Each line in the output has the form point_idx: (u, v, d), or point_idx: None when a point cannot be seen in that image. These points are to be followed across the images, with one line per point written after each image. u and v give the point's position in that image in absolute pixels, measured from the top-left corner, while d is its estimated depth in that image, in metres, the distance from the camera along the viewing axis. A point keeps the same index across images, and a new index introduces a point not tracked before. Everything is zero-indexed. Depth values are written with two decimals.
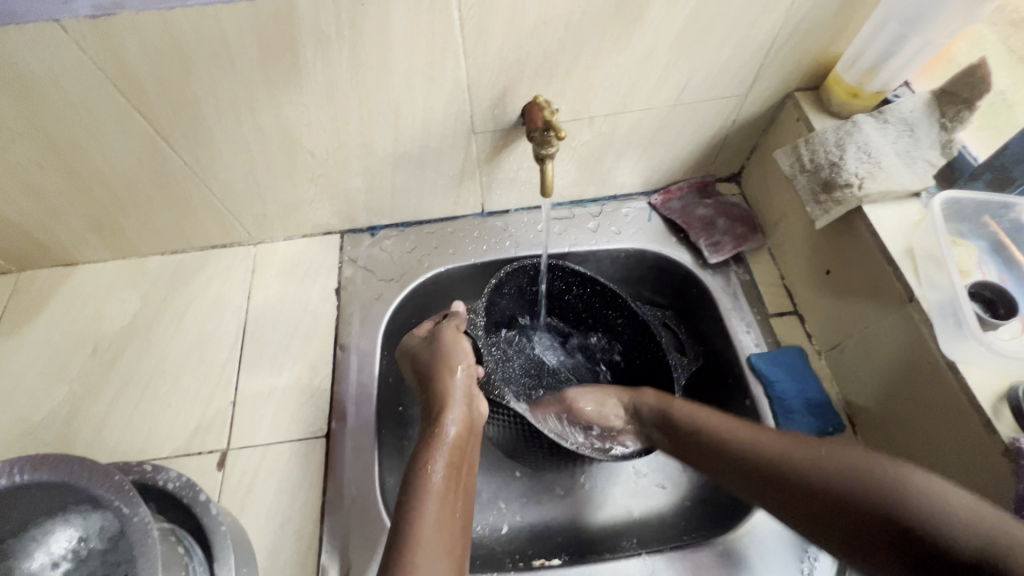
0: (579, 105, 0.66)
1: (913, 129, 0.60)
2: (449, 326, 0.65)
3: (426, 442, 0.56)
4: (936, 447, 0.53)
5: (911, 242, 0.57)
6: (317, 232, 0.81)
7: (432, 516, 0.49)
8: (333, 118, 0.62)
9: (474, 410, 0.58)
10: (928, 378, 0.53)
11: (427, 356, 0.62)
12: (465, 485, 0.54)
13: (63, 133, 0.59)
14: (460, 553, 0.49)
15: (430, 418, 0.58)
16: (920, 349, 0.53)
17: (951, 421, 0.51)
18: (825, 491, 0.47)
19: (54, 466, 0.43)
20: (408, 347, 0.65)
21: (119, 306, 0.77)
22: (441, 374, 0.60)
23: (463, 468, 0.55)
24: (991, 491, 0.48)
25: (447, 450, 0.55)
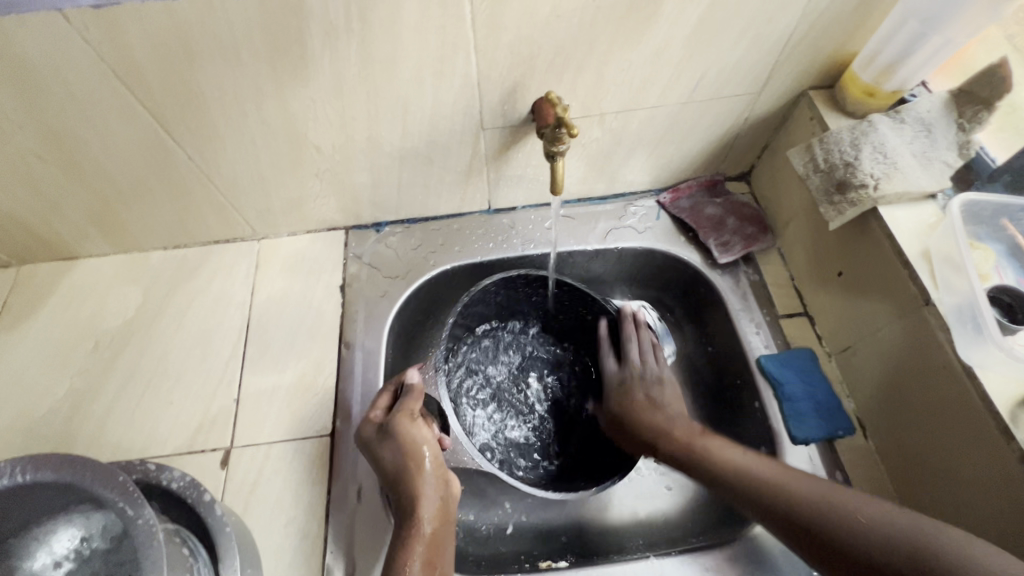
0: (590, 101, 0.64)
1: (931, 130, 0.59)
2: (403, 410, 0.58)
3: (399, 541, 0.51)
4: (958, 466, 0.52)
5: (927, 245, 0.56)
6: (322, 228, 0.80)
7: None
8: (340, 112, 0.61)
9: (448, 509, 0.54)
10: (948, 389, 0.52)
11: (387, 454, 0.55)
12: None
13: (65, 125, 0.58)
14: None
15: (400, 513, 0.53)
16: (938, 356, 0.52)
17: (968, 431, 0.50)
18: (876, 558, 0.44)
19: (56, 465, 0.42)
20: (363, 441, 0.58)
21: (121, 301, 0.76)
22: (409, 473, 0.54)
23: (443, 564, 0.50)
24: (1006, 501, 0.47)
25: (422, 548, 0.50)
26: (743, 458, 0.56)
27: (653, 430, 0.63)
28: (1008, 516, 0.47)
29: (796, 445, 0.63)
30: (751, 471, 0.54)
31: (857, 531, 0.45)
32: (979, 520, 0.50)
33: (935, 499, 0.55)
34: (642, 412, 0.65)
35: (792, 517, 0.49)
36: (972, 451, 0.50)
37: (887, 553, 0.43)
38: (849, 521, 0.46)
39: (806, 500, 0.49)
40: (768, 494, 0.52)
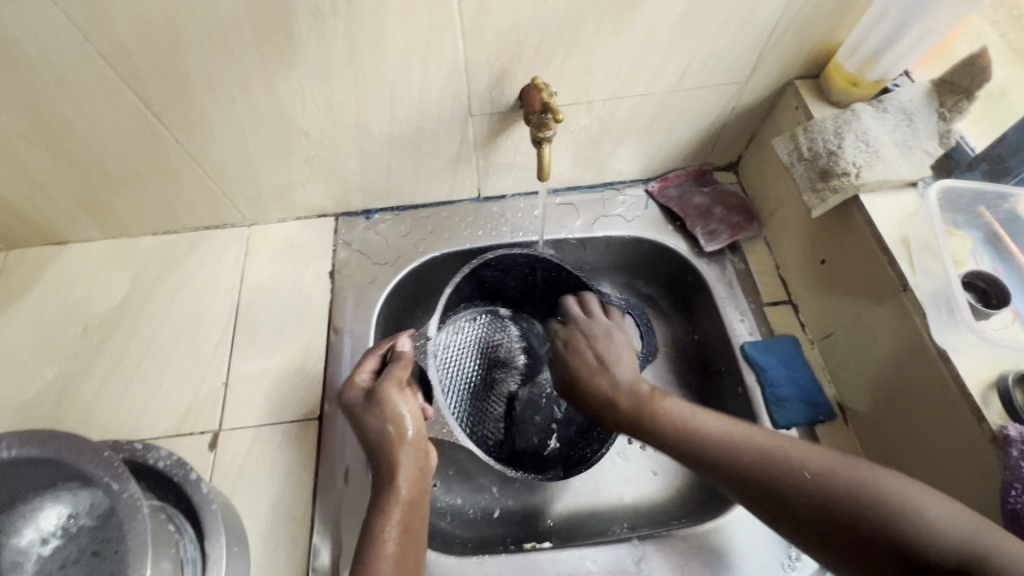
0: (577, 88, 0.65)
1: (912, 119, 0.60)
2: (390, 378, 0.57)
3: (375, 507, 0.51)
4: (932, 447, 0.53)
5: (906, 231, 0.57)
6: (312, 215, 0.80)
7: None
8: (328, 97, 0.61)
9: (424, 475, 0.54)
10: (926, 369, 0.52)
11: (368, 418, 0.55)
12: (420, 553, 0.49)
13: (52, 107, 0.58)
14: None
15: (378, 481, 0.53)
16: (915, 340, 0.53)
17: (943, 411, 0.51)
18: (832, 510, 0.45)
19: (41, 441, 0.43)
20: (348, 404, 0.57)
21: (110, 286, 0.76)
22: (389, 441, 0.53)
23: (418, 531, 0.50)
24: (976, 480, 0.48)
25: (398, 515, 0.50)
26: (697, 415, 0.55)
27: (601, 392, 0.60)
28: (979, 492, 0.48)
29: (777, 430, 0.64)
30: (708, 428, 0.54)
31: (812, 483, 0.47)
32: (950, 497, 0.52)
33: None
34: (587, 371, 0.62)
35: (748, 472, 0.50)
36: (946, 427, 0.51)
37: (841, 506, 0.45)
38: (807, 476, 0.47)
39: (762, 456, 0.50)
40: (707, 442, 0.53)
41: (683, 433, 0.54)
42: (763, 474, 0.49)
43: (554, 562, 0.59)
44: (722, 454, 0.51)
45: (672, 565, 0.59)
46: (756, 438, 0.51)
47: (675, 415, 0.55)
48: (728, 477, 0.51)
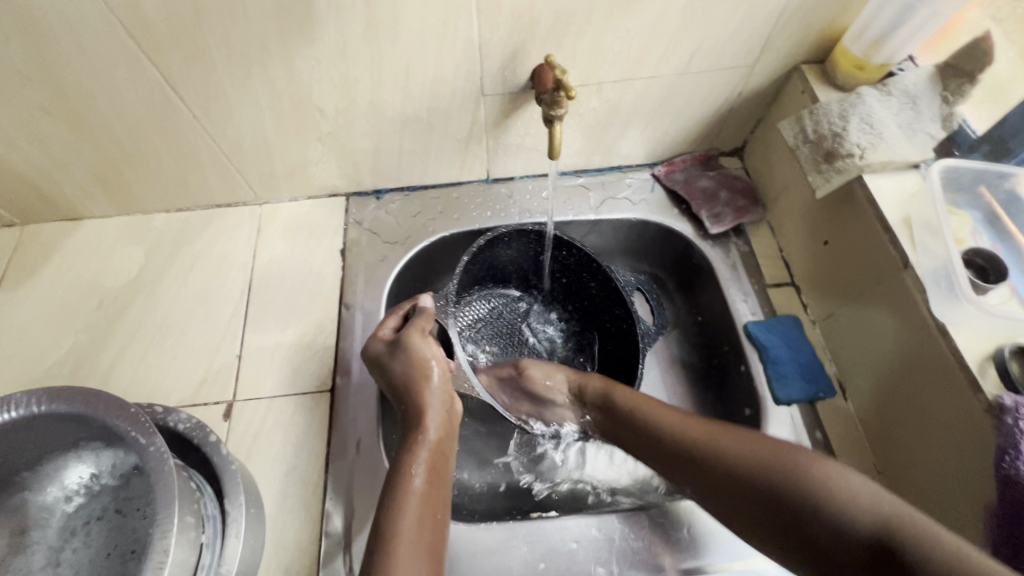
0: (588, 69, 0.66)
1: (916, 102, 0.61)
2: (414, 329, 0.60)
3: (404, 447, 0.55)
4: (920, 413, 0.56)
5: (909, 212, 0.58)
6: (323, 194, 0.82)
7: (411, 522, 0.49)
8: (343, 74, 0.62)
9: (450, 422, 0.58)
10: (914, 334, 0.55)
11: (396, 364, 0.58)
12: (445, 491, 0.54)
13: (73, 80, 0.59)
14: (440, 549, 0.50)
15: (407, 424, 0.57)
16: (913, 311, 0.55)
17: (932, 376, 0.54)
18: (767, 492, 0.49)
19: (69, 398, 0.44)
20: (375, 355, 0.61)
21: (124, 261, 0.77)
22: (416, 386, 0.57)
23: (443, 471, 0.55)
24: (963, 440, 0.51)
25: (425, 454, 0.54)
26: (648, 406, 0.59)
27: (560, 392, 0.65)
28: (966, 452, 0.51)
29: (779, 406, 0.65)
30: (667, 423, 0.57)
31: (750, 465, 0.50)
32: (938, 462, 0.54)
33: (899, 446, 0.59)
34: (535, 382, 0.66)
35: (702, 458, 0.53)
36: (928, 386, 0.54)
37: (772, 484, 0.48)
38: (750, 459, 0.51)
39: (711, 442, 0.53)
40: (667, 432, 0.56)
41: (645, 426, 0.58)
42: (712, 464, 0.52)
43: (561, 530, 0.61)
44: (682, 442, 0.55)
45: (675, 533, 0.60)
46: (713, 431, 0.54)
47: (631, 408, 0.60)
48: (684, 462, 0.55)
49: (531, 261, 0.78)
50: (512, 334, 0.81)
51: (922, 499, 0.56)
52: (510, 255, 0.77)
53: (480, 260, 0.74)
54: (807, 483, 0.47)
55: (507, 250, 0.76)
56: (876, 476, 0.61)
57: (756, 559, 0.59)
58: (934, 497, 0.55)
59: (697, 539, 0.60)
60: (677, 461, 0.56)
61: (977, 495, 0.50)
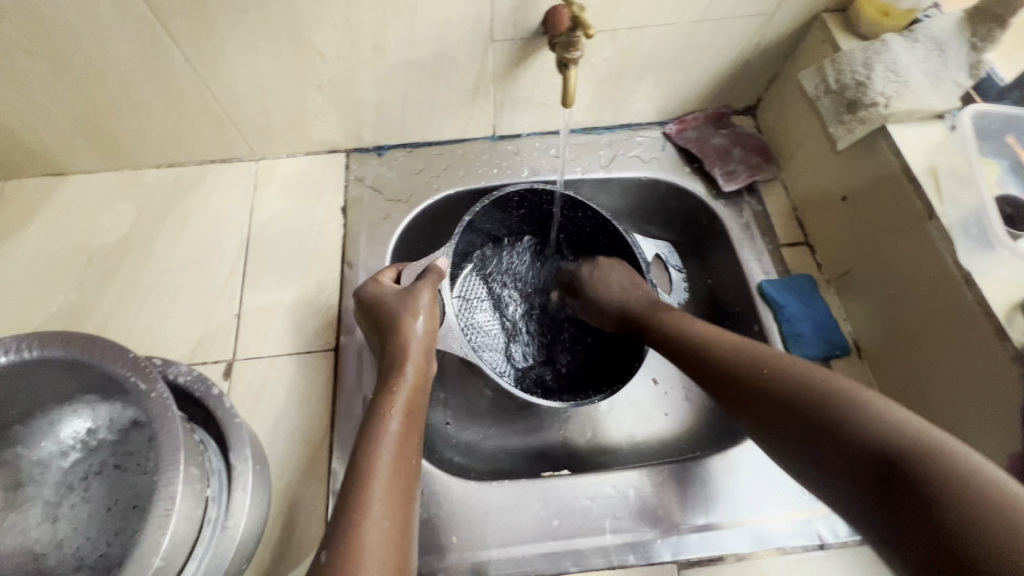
0: (603, 13, 0.63)
1: (943, 49, 0.59)
2: (426, 282, 0.61)
3: (382, 390, 0.54)
4: (942, 355, 0.54)
5: (934, 161, 0.56)
6: (322, 150, 0.78)
7: (388, 460, 0.48)
8: (346, 14, 0.59)
9: (427, 369, 0.57)
10: (929, 270, 0.55)
11: (393, 301, 0.59)
12: (419, 437, 0.53)
13: (56, 15, 0.55)
14: (414, 495, 0.49)
15: (386, 366, 0.56)
16: (929, 252, 0.54)
17: (950, 315, 0.53)
18: (794, 406, 0.45)
19: (63, 343, 0.42)
20: (378, 296, 0.60)
21: (114, 217, 0.74)
22: (399, 329, 0.57)
23: (419, 415, 0.54)
24: (989, 383, 0.50)
25: (403, 396, 0.53)
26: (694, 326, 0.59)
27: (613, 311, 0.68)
28: (992, 393, 0.50)
29: None
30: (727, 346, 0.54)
31: (790, 381, 0.47)
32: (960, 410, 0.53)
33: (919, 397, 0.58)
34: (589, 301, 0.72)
35: (742, 374, 0.50)
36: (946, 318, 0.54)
37: (810, 408, 0.44)
38: (771, 371, 0.49)
39: (754, 356, 0.51)
40: (707, 345, 0.55)
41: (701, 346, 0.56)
42: (745, 375, 0.50)
43: (574, 487, 0.59)
44: (731, 364, 0.52)
45: (690, 490, 0.60)
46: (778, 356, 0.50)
47: (677, 326, 0.60)
48: (712, 375, 0.53)
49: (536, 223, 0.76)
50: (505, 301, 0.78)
51: None
52: (512, 217, 0.74)
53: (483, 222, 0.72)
54: (846, 404, 0.42)
55: (518, 210, 0.73)
56: None
57: (769, 515, 0.58)
58: None
59: (712, 494, 0.59)
60: (701, 374, 0.55)
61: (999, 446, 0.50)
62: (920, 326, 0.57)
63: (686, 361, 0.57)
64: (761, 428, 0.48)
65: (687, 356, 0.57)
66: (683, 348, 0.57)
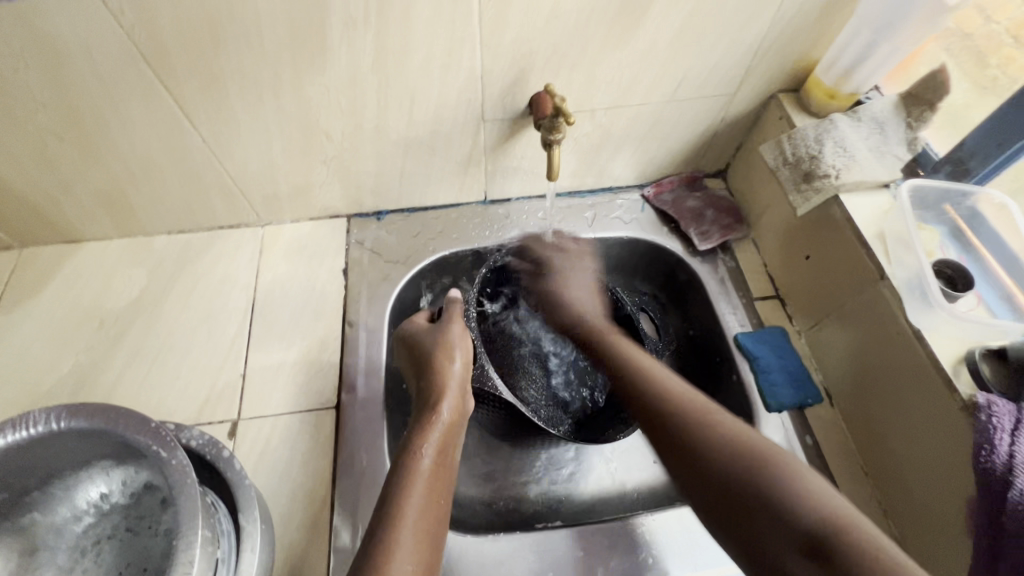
0: (583, 96, 0.70)
1: (883, 127, 0.67)
2: (454, 318, 0.68)
3: (417, 429, 0.58)
4: (900, 400, 0.59)
5: (882, 227, 0.63)
6: (325, 215, 0.84)
7: (417, 497, 0.51)
8: (351, 101, 0.65)
9: (461, 412, 0.61)
10: (881, 317, 0.60)
11: (427, 342, 0.65)
12: (449, 478, 0.56)
13: (88, 106, 0.61)
14: (440, 534, 0.51)
15: (422, 405, 0.61)
16: (880, 304, 0.60)
17: (908, 365, 0.58)
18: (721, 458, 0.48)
19: (89, 414, 0.45)
20: (411, 334, 0.67)
21: (125, 283, 0.78)
22: (435, 366, 0.63)
23: (449, 456, 0.57)
24: (941, 426, 0.54)
25: (437, 434, 0.57)
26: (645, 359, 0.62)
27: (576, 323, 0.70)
28: (945, 438, 0.54)
29: (770, 413, 0.68)
30: (687, 402, 0.54)
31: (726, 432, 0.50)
32: (921, 452, 0.57)
33: (884, 442, 0.62)
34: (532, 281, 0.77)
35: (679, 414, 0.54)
36: (897, 360, 0.59)
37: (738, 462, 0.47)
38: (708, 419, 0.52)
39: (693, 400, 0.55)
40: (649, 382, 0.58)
41: (665, 403, 0.55)
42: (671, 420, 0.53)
43: (567, 538, 0.62)
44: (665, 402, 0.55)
45: (673, 538, 0.62)
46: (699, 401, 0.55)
47: (623, 356, 0.62)
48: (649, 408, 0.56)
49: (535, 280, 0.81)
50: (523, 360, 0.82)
51: (908, 499, 0.59)
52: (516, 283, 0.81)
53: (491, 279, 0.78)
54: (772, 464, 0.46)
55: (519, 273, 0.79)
56: (863, 479, 0.65)
57: None
58: (920, 495, 0.58)
59: (697, 541, 0.62)
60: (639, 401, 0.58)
61: (957, 491, 0.53)
62: (881, 377, 0.61)
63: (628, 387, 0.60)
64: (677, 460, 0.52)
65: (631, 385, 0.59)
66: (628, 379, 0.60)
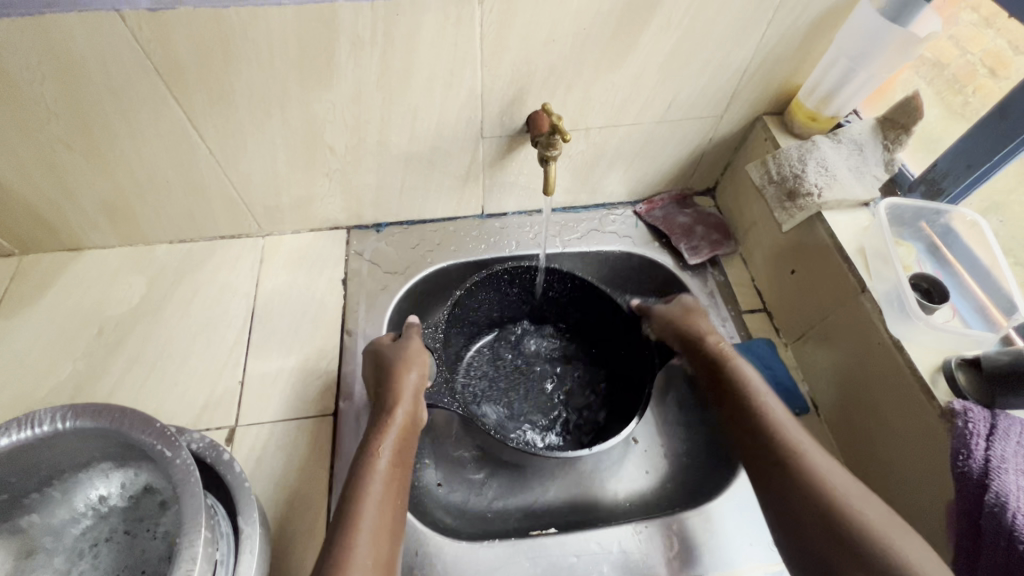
0: (578, 116, 0.73)
1: (862, 149, 0.70)
2: (414, 332, 0.69)
3: (375, 431, 0.59)
4: (881, 407, 0.61)
5: (862, 242, 0.66)
6: (325, 227, 0.85)
7: (376, 496, 0.53)
8: (356, 117, 0.68)
9: (417, 415, 0.62)
10: (864, 330, 0.63)
11: (388, 350, 0.66)
12: (407, 478, 0.58)
13: (99, 116, 0.62)
14: (399, 533, 0.53)
15: (378, 408, 0.62)
16: (862, 316, 0.63)
17: (890, 377, 0.60)
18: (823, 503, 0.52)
19: (94, 414, 0.46)
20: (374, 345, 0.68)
21: (125, 290, 0.79)
22: (392, 373, 0.64)
23: (407, 457, 0.59)
24: (919, 429, 0.57)
25: (394, 435, 0.59)
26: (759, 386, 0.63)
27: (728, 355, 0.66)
28: (927, 444, 0.56)
29: None
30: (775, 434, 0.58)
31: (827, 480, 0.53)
32: (905, 460, 0.59)
33: (869, 451, 0.63)
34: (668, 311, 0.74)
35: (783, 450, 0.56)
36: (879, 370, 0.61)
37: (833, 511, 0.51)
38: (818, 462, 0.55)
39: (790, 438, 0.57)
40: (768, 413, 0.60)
41: (777, 436, 0.57)
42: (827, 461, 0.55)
43: (561, 544, 0.63)
44: (767, 440, 0.58)
45: (668, 546, 0.63)
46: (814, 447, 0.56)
47: (741, 383, 0.63)
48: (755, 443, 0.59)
49: (517, 291, 0.81)
50: (511, 370, 0.83)
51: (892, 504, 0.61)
52: (502, 298, 0.81)
53: (471, 300, 0.78)
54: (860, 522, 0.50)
55: (507, 288, 0.80)
56: None
57: (744, 567, 0.62)
58: (901, 499, 0.60)
59: (690, 548, 0.63)
60: (744, 433, 0.60)
61: (937, 493, 0.55)
62: (866, 387, 0.63)
63: (735, 416, 0.62)
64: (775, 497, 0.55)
65: (739, 415, 0.61)
66: (739, 408, 0.62)
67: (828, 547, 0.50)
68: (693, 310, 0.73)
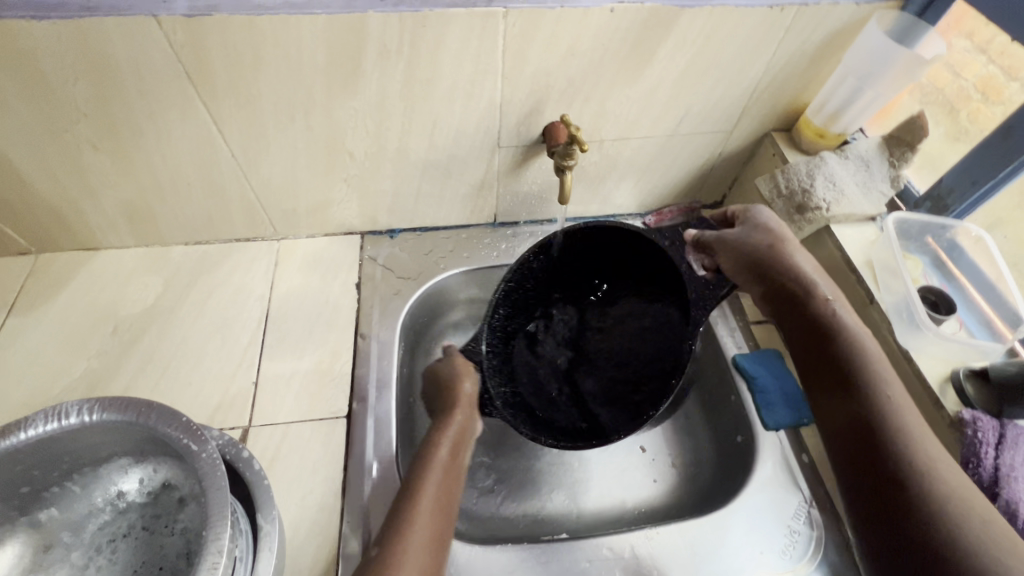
0: (592, 128, 0.75)
1: (869, 165, 0.72)
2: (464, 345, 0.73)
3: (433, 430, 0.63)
4: None
5: (870, 256, 0.67)
6: (339, 232, 0.87)
7: (433, 488, 0.56)
8: (377, 123, 0.69)
9: (475, 422, 0.66)
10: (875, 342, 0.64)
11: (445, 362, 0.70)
12: (459, 477, 0.61)
13: (127, 118, 0.64)
14: (450, 525, 0.56)
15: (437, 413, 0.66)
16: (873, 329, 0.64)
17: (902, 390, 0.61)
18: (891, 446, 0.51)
19: (120, 407, 0.46)
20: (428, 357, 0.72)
21: (141, 291, 0.79)
22: (451, 381, 0.67)
23: (461, 458, 0.62)
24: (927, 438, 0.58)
25: (452, 435, 0.62)
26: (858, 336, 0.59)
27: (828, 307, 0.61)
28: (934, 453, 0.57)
29: (767, 432, 0.71)
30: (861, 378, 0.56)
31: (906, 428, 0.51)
32: None
33: None
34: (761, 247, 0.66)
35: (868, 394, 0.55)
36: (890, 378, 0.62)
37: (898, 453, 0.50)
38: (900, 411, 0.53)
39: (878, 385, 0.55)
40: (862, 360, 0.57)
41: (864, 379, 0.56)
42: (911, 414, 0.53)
43: (573, 550, 0.63)
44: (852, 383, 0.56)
45: (679, 551, 0.64)
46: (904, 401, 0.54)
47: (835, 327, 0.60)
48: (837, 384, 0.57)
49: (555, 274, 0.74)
50: (550, 364, 0.77)
51: None
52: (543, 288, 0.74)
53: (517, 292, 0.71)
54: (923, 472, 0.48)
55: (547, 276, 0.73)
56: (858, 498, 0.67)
57: None
58: None
59: (700, 553, 0.64)
60: (830, 373, 0.58)
61: None
62: None
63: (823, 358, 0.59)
64: (846, 433, 0.54)
65: (825, 359, 0.59)
66: (829, 352, 0.59)
67: (885, 480, 0.49)
68: (788, 247, 0.66)
